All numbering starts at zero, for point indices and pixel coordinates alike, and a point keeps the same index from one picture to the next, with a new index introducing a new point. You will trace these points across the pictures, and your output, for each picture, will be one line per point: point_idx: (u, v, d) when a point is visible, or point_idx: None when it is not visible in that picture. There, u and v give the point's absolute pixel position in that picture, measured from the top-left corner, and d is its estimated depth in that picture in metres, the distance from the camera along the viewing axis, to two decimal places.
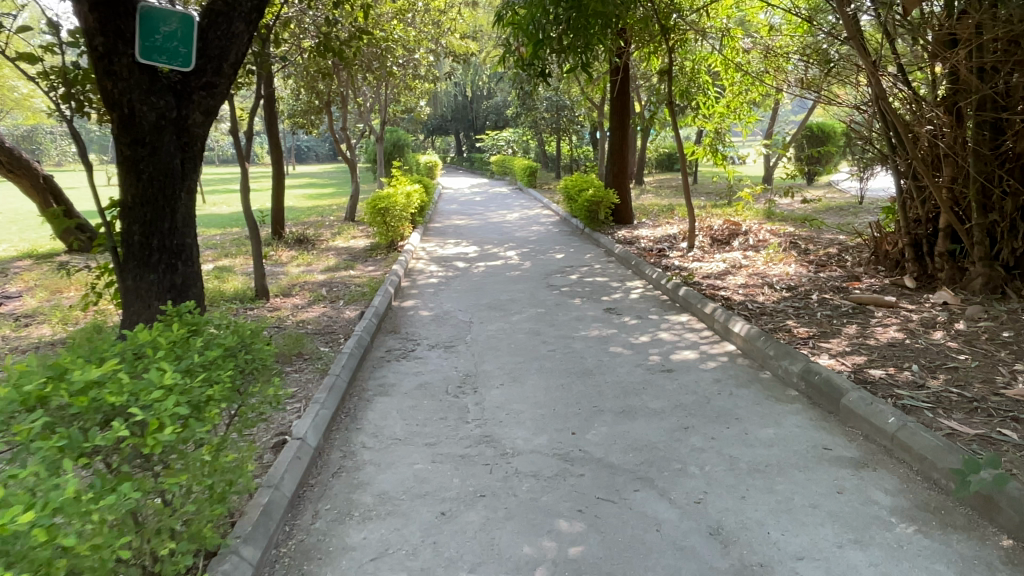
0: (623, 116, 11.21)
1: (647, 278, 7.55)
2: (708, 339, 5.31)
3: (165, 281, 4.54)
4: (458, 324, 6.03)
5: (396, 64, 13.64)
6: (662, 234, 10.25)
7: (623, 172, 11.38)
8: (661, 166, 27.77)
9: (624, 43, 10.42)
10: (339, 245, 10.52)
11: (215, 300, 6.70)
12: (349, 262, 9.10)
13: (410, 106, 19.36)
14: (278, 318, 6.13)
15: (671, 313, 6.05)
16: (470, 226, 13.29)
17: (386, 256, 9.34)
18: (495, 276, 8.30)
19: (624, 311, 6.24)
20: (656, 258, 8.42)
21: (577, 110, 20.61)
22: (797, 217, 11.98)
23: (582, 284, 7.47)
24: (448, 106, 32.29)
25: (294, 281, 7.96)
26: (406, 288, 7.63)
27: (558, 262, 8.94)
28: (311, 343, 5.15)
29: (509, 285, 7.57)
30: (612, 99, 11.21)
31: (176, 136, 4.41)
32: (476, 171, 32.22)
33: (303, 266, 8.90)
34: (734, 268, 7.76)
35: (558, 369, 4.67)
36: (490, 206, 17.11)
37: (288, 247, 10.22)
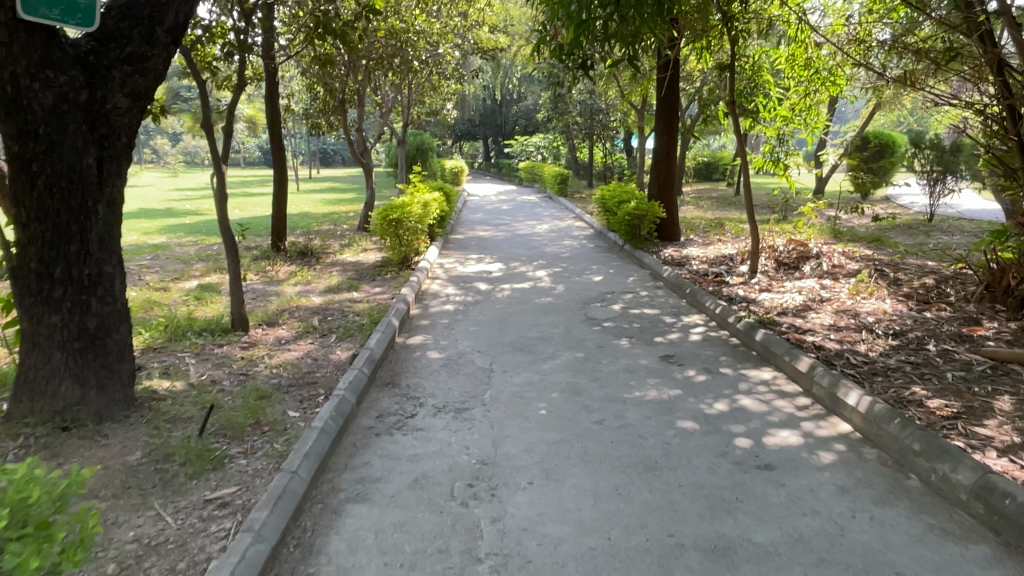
0: (671, 118, 9.85)
1: (708, 313, 6.19)
2: (807, 412, 3.94)
3: (72, 324, 3.31)
4: (475, 373, 4.73)
5: (418, 59, 12.44)
6: (715, 255, 8.88)
7: (670, 182, 10.00)
8: (699, 175, 26.21)
9: (676, 34, 9.09)
10: (346, 259, 9.30)
11: (181, 331, 5.48)
12: (354, 281, 7.87)
13: (435, 108, 18.20)
14: (250, 359, 4.89)
15: (748, 367, 4.69)
16: (496, 239, 12.01)
17: (396, 275, 8.09)
18: (522, 302, 6.99)
19: (686, 361, 4.89)
20: (715, 286, 7.05)
21: (613, 114, 19.26)
22: (867, 237, 10.47)
23: (628, 318, 6.13)
24: (476, 110, 31.15)
25: (285, 305, 6.73)
26: (415, 317, 6.36)
27: (596, 286, 7.61)
28: (279, 405, 3.89)
29: (539, 317, 6.26)
30: (658, 98, 9.85)
31: (87, 127, 3.18)
32: (504, 177, 30.96)
33: (300, 286, 7.67)
34: (814, 302, 6.34)
35: (609, 458, 3.35)
36: (518, 215, 15.82)
37: (288, 260, 9.03)
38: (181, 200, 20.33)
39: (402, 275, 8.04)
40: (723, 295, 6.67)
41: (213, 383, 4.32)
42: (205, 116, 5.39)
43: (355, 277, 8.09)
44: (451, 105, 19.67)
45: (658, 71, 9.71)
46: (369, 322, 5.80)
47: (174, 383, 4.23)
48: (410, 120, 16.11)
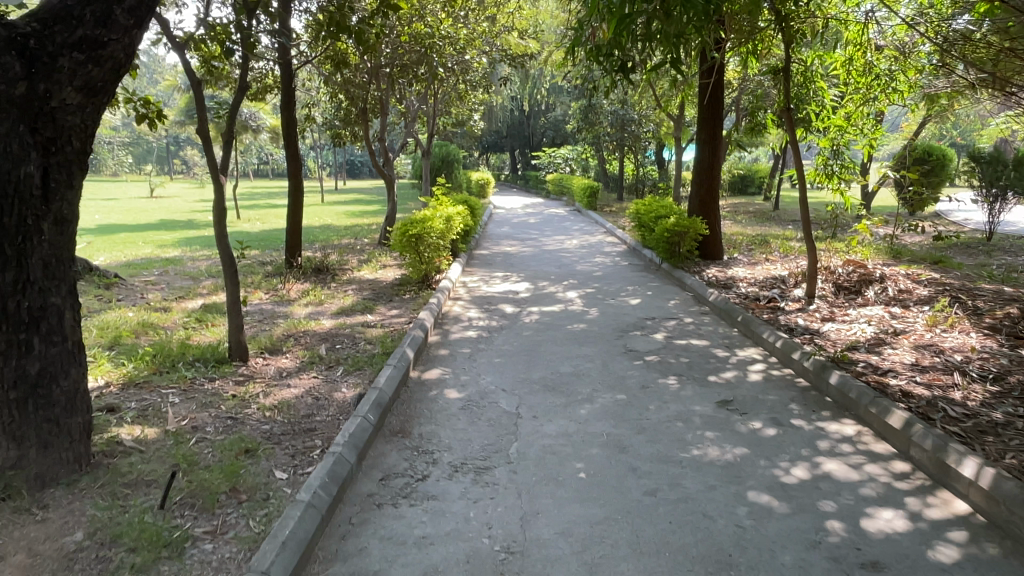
0: (714, 127, 9.12)
1: (765, 346, 5.45)
2: (908, 483, 3.19)
3: (8, 373, 2.70)
4: (500, 418, 4.05)
5: (443, 66, 11.89)
6: (764, 276, 8.12)
7: (712, 196, 9.25)
8: (734, 189, 25.27)
9: (723, 36, 8.38)
10: (363, 277, 8.70)
11: (171, 361, 4.89)
12: (369, 301, 7.26)
13: (462, 118, 17.62)
14: (243, 397, 4.27)
15: (825, 419, 3.95)
16: (523, 255, 11.35)
17: (415, 296, 7.46)
18: (553, 329, 6.31)
19: (748, 408, 4.15)
20: (769, 314, 6.30)
21: (646, 125, 18.55)
22: (928, 257, 9.60)
23: (673, 351, 5.40)
24: (504, 121, 30.65)
25: (292, 330, 6.13)
26: (434, 345, 5.71)
27: (635, 311, 6.90)
28: (266, 464, 3.26)
29: (572, 347, 5.57)
30: (701, 105, 9.13)
31: (26, 128, 2.58)
32: (531, 190, 30.36)
33: (311, 307, 7.07)
34: (888, 335, 5.56)
35: (669, 548, 2.64)
36: (547, 229, 15.16)
37: (302, 277, 8.46)
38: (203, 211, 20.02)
39: (422, 296, 7.41)
40: (780, 324, 5.92)
41: (194, 431, 3.71)
42: (202, 121, 4.80)
43: (371, 297, 7.47)
44: (478, 116, 19.10)
45: (701, 76, 9.00)
46: (381, 352, 5.16)
47: (148, 431, 3.62)
48: (435, 130, 15.53)
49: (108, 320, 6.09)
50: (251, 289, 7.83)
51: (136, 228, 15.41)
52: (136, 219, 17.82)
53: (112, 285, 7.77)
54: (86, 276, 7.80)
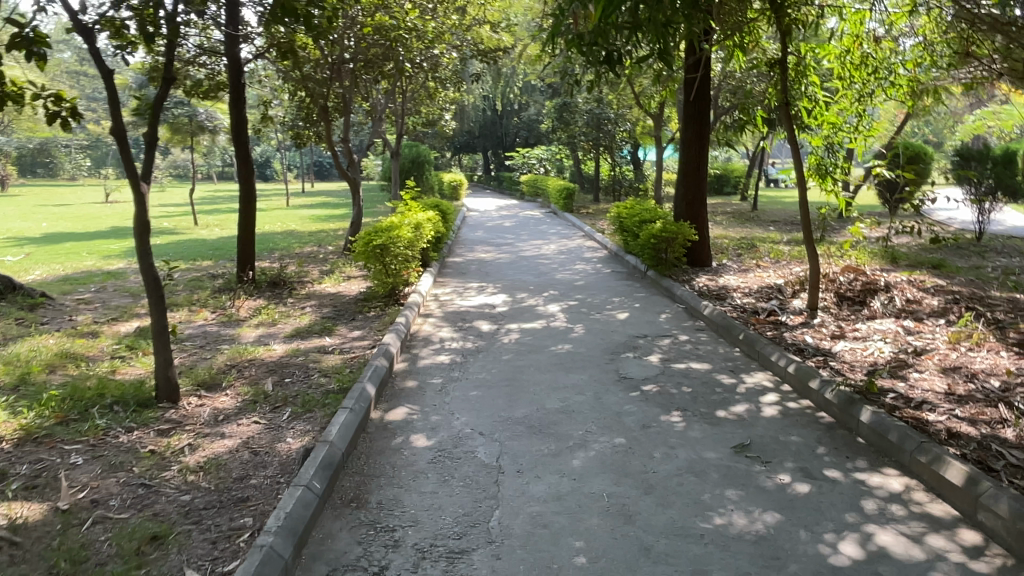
0: (701, 124, 8.49)
1: (775, 371, 4.83)
2: (986, 562, 2.57)
3: None
4: (477, 474, 3.36)
5: (410, 61, 11.14)
6: (759, 285, 7.54)
7: (699, 199, 8.64)
8: (711, 189, 24.84)
9: (711, 26, 7.74)
10: (324, 291, 7.94)
11: (83, 405, 4.12)
12: (328, 320, 6.51)
13: (432, 117, 16.91)
14: (164, 454, 3.52)
15: (863, 470, 3.34)
16: (498, 262, 10.66)
17: (380, 313, 6.73)
18: (534, 350, 5.63)
19: (770, 455, 3.52)
20: (773, 331, 5.70)
21: (622, 123, 17.97)
22: (926, 260, 9.11)
23: (673, 377, 4.76)
24: (477, 121, 29.91)
25: (237, 358, 5.36)
26: (400, 374, 4.99)
27: (624, 328, 6.25)
28: (178, 561, 2.53)
29: (559, 374, 4.90)
30: (687, 101, 8.51)
31: None
32: (506, 191, 29.65)
33: (262, 329, 6.29)
34: (909, 356, 4.98)
35: None
36: (523, 233, 14.48)
37: (256, 292, 7.67)
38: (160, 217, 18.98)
39: (388, 313, 6.69)
40: (787, 342, 5.32)
41: (93, 507, 2.95)
42: (115, 119, 4.01)
43: (331, 315, 6.72)
44: (449, 115, 18.39)
45: (686, 70, 8.41)
46: (337, 385, 4.43)
47: (31, 512, 2.87)
48: (404, 130, 14.78)
49: (21, 351, 5.26)
50: (197, 308, 7.03)
51: (84, 237, 14.40)
52: (86, 226, 16.78)
53: (38, 305, 6.90)
54: (7, 296, 6.91)
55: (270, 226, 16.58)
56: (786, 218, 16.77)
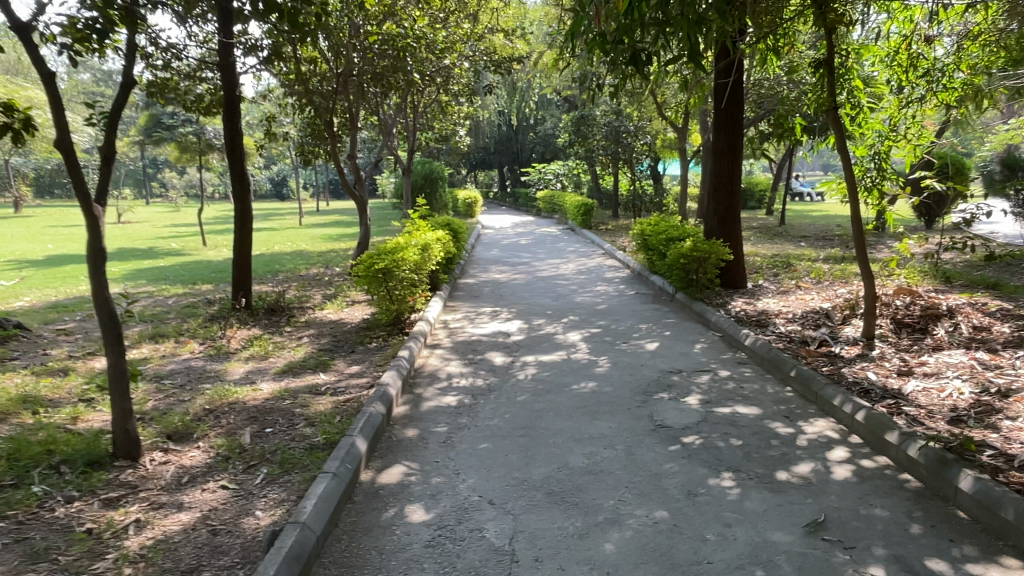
0: (734, 134, 7.79)
1: (838, 418, 4.11)
2: None
3: None
4: (485, 565, 2.68)
5: (418, 72, 10.62)
6: (802, 309, 6.80)
7: (734, 215, 7.94)
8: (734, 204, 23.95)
9: (745, 26, 7.05)
10: (325, 317, 7.31)
11: (24, 465, 3.51)
12: (326, 353, 5.88)
13: (446, 132, 16.37)
14: (103, 536, 2.88)
15: (978, 560, 2.63)
16: (514, 283, 9.99)
17: (383, 344, 6.08)
18: (555, 387, 4.95)
19: (853, 537, 2.81)
20: (828, 366, 4.97)
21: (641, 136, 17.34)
22: (980, 279, 8.32)
23: (719, 425, 4.06)
24: (492, 137, 29.46)
25: (217, 400, 4.73)
26: (400, 421, 4.32)
27: (655, 360, 5.55)
28: None
29: (584, 420, 4.21)
30: (718, 109, 7.81)
31: None
32: (522, 208, 29.08)
33: (252, 364, 5.67)
34: (994, 398, 4.24)
35: None
36: (540, 251, 13.83)
37: (251, 320, 7.06)
38: (169, 236, 18.55)
39: (392, 343, 6.05)
40: (847, 381, 4.60)
41: None
42: (59, 133, 3.41)
43: (329, 346, 6.08)
44: (463, 130, 17.85)
45: (716, 76, 7.77)
46: (323, 438, 3.76)
47: None
48: (416, 146, 14.22)
49: None
50: (184, 339, 6.41)
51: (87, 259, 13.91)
52: (92, 247, 16.31)
53: (13, 337, 6.33)
54: None
55: (279, 246, 16.05)
56: (816, 234, 15.96)
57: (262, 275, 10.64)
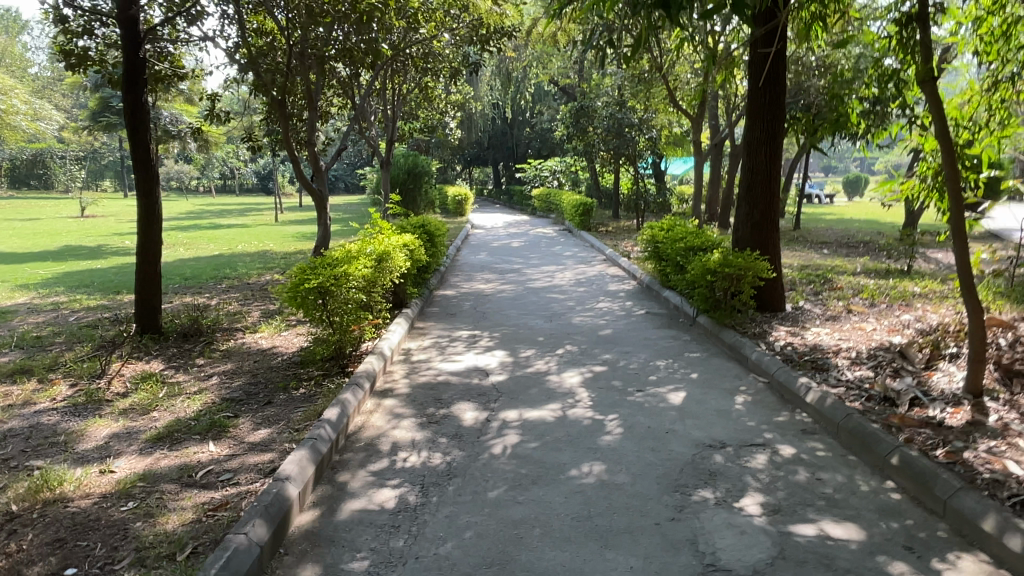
0: (772, 121, 6.23)
1: (999, 556, 2.54)
2: None
3: None
4: None
5: (387, 41, 9.02)
6: (868, 345, 5.25)
7: (771, 220, 6.36)
8: None
9: None
10: (253, 344, 5.70)
11: None
12: (231, 404, 4.29)
13: (432, 122, 14.75)
14: None
15: None
16: (500, 296, 8.41)
17: (313, 389, 4.49)
18: (544, 471, 3.38)
19: None
20: (941, 446, 3.40)
21: (645, 129, 15.80)
22: None
23: (808, 568, 2.49)
24: (486, 131, 27.86)
25: (35, 492, 3.13)
26: (294, 545, 2.72)
27: (683, 424, 3.97)
28: None
29: (587, 553, 2.62)
30: (753, 87, 6.23)
31: None
32: (516, 207, 27.48)
33: (124, 422, 4.08)
34: None
35: None
36: (533, 256, 12.26)
37: (154, 351, 5.45)
38: (128, 233, 16.86)
39: (326, 389, 4.44)
40: (986, 475, 3.03)
41: None
42: None
43: (239, 392, 4.48)
44: (451, 120, 16.21)
45: (753, 46, 6.19)
46: None
47: None
48: (394, 136, 12.57)
49: None
50: (51, 378, 4.81)
51: (19, 260, 12.24)
52: (36, 244, 14.65)
53: None
54: None
55: (243, 246, 14.38)
56: (839, 241, 14.37)
57: (204, 282, 9.01)
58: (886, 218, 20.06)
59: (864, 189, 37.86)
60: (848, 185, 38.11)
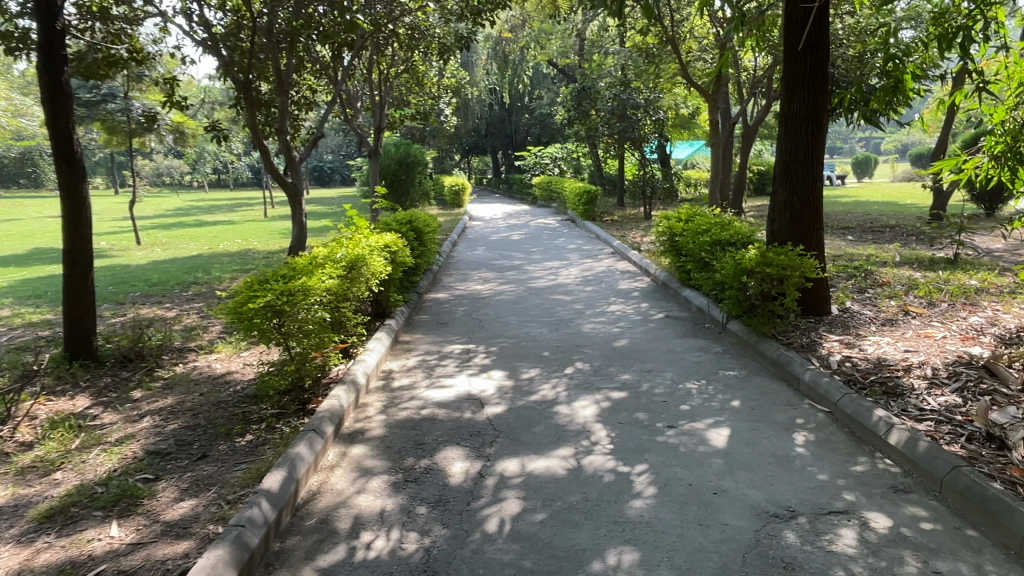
0: (815, 91, 5.29)
1: None
2: None
3: None
4: None
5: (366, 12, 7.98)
6: (944, 359, 4.33)
7: (813, 208, 5.46)
8: (752, 189, 20.76)
9: None
10: (203, 370, 4.79)
11: None
12: (156, 459, 3.38)
13: (424, 108, 13.81)
14: None
15: None
16: (499, 298, 7.49)
17: (264, 436, 3.57)
18: (556, 565, 2.47)
19: None
20: None
21: (651, 109, 14.85)
22: None
23: None
24: (483, 117, 26.91)
25: None
26: None
27: (735, 482, 3.05)
28: None
29: None
30: (792, 51, 5.28)
31: None
32: (517, 196, 26.54)
33: (11, 490, 3.17)
34: None
35: None
36: (536, 249, 11.34)
37: (82, 384, 4.53)
38: (105, 233, 15.91)
39: (279, 436, 3.53)
40: None
41: None
42: None
43: (169, 441, 3.57)
44: (444, 105, 15.25)
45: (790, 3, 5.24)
46: None
47: None
48: (382, 124, 11.60)
49: None
50: None
51: None
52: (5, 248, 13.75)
53: None
54: None
55: (224, 244, 13.44)
56: (862, 225, 13.42)
57: (170, 289, 8.10)
58: (908, 200, 19.06)
59: (873, 170, 36.77)
60: (857, 166, 37.08)
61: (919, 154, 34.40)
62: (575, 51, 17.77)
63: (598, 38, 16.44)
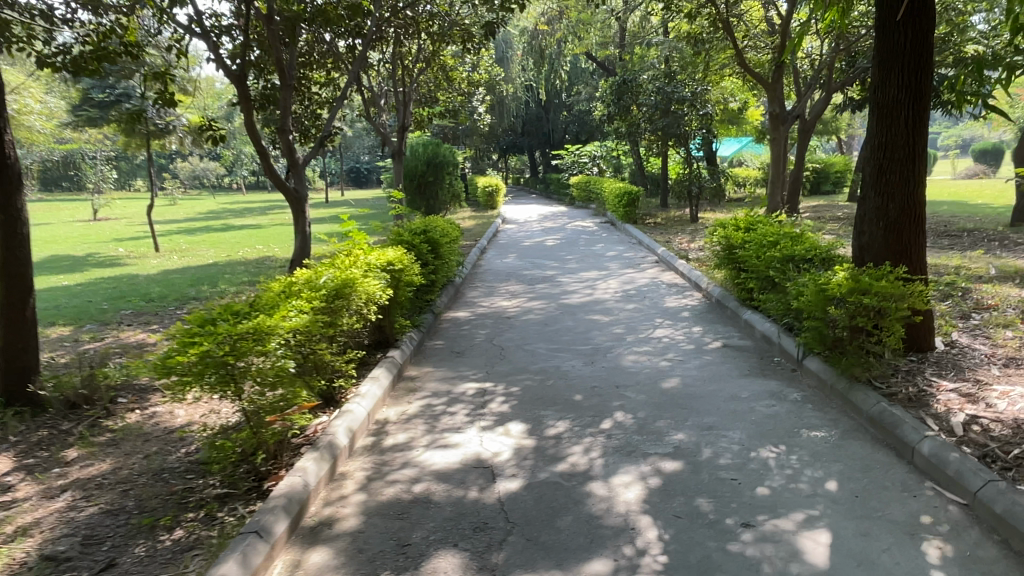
0: (917, 71, 4.19)
1: None
2: None
3: None
4: None
5: None
6: None
7: (915, 216, 4.37)
8: (806, 189, 19.34)
9: None
10: (161, 421, 3.92)
11: None
12: (47, 569, 2.51)
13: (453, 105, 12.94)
14: None
15: None
16: (526, 319, 6.52)
17: (198, 533, 2.68)
18: None
19: None
20: None
21: (698, 103, 13.70)
22: None
23: None
24: (519, 116, 25.98)
25: None
26: None
27: None
28: None
29: None
30: (886, 21, 4.20)
31: None
32: (554, 197, 25.55)
33: None
34: None
35: None
36: (571, 257, 10.33)
37: (11, 439, 3.70)
38: (128, 239, 15.42)
39: (215, 535, 2.64)
40: None
41: None
42: None
43: (75, 539, 2.70)
44: (476, 103, 14.37)
45: None
46: None
47: None
48: (405, 122, 10.72)
49: None
50: None
51: None
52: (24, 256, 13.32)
53: None
54: None
55: (244, 251, 12.78)
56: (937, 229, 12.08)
57: (165, 306, 7.34)
58: (982, 200, 17.47)
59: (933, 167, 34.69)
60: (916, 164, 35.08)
61: (982, 149, 32.31)
62: (616, 42, 16.67)
63: (640, 28, 15.35)
